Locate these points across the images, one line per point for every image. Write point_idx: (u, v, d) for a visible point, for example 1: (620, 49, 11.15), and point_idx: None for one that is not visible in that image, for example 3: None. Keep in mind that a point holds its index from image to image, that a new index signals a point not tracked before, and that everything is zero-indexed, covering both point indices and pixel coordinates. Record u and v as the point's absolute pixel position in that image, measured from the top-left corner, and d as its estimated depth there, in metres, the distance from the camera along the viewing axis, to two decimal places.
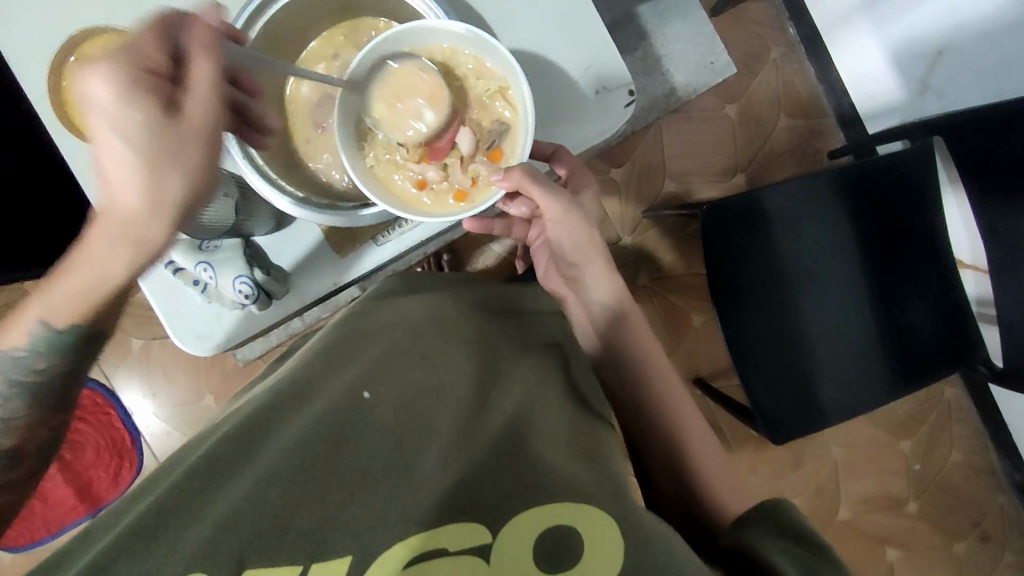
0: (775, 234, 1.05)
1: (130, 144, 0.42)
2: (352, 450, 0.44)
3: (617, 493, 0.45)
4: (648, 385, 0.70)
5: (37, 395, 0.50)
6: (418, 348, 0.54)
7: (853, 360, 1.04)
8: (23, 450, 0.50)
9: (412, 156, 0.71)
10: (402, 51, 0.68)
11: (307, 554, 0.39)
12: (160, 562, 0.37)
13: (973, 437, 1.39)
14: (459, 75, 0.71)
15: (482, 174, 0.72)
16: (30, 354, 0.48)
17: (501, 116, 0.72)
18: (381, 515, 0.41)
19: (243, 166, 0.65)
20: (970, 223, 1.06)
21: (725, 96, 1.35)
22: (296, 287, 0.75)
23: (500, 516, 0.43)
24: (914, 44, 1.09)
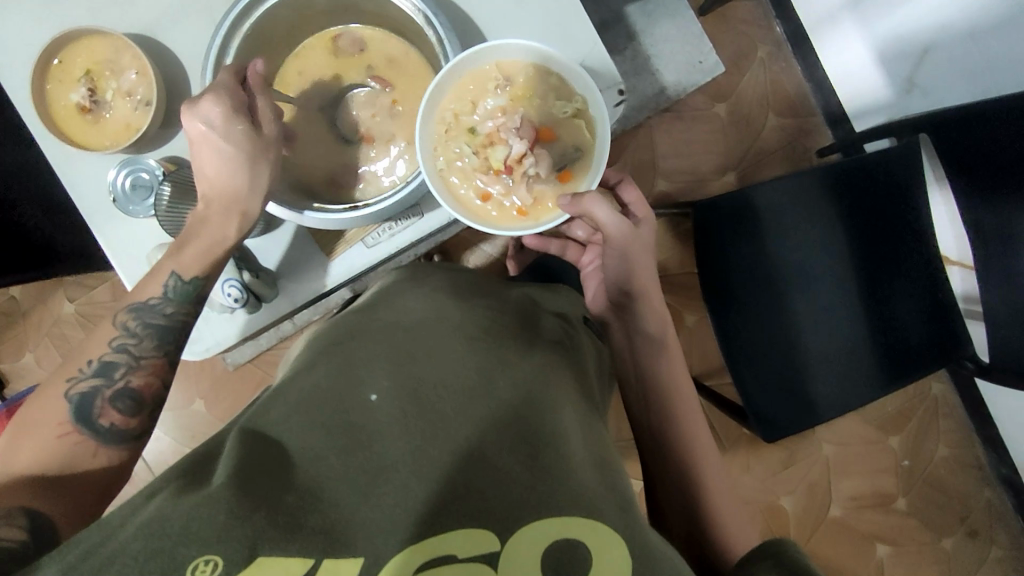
0: (766, 234, 1.06)
1: (232, 146, 0.61)
2: (364, 450, 0.44)
3: (622, 506, 0.46)
4: (667, 402, 0.72)
5: (166, 341, 0.62)
6: (418, 347, 0.53)
7: (846, 357, 1.05)
8: (144, 396, 0.59)
9: (482, 168, 0.69)
10: (486, 65, 0.68)
11: (321, 549, 0.39)
12: (175, 542, 0.38)
13: (960, 432, 1.40)
14: (544, 93, 0.69)
15: (547, 196, 0.70)
16: (164, 301, 0.62)
17: (578, 140, 0.69)
18: (385, 517, 0.41)
19: None
20: (957, 220, 1.07)
21: (713, 95, 1.35)
22: (286, 290, 0.74)
23: (511, 522, 0.42)
24: (900, 42, 1.09)
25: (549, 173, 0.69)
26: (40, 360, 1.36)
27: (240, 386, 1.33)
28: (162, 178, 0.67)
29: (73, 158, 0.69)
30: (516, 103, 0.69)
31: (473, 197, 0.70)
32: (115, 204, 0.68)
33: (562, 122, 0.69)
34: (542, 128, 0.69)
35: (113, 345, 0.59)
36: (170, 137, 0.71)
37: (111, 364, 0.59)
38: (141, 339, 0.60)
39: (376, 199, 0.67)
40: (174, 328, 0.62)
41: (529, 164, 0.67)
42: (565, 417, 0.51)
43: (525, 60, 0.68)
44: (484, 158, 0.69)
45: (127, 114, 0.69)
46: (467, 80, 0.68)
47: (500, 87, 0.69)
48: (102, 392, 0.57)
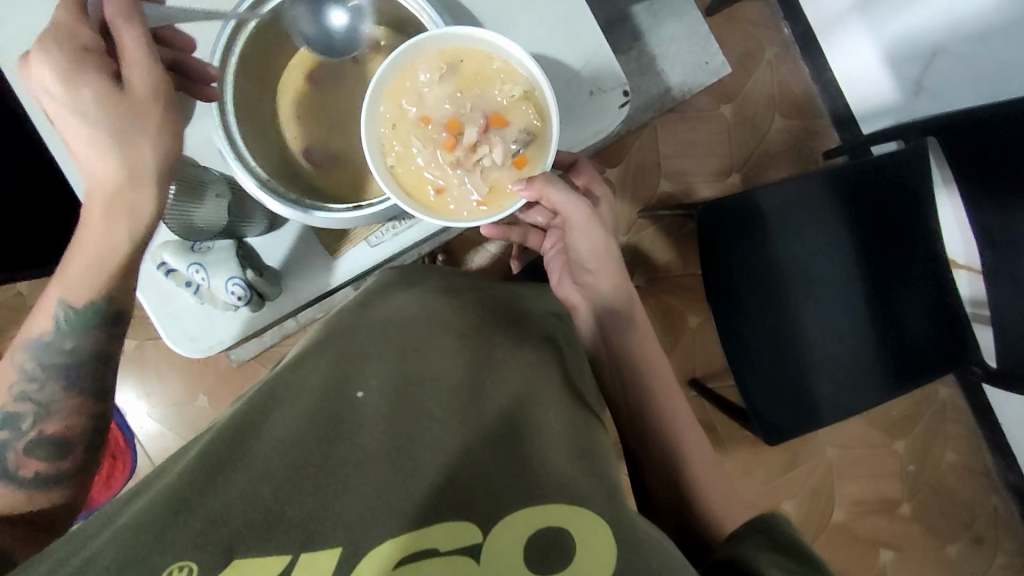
0: (769, 234, 1.05)
1: (89, 121, 0.51)
2: (347, 445, 0.43)
3: (609, 494, 0.44)
4: (646, 392, 0.71)
5: (79, 375, 0.58)
6: (408, 343, 0.52)
7: (849, 361, 1.04)
8: (67, 437, 0.56)
9: (434, 161, 0.69)
10: (429, 54, 0.67)
11: (298, 543, 0.38)
12: (149, 549, 0.36)
13: (967, 438, 1.39)
14: (489, 76, 0.68)
15: (506, 183, 0.69)
16: (59, 336, 0.57)
17: (529, 124, 0.68)
18: (367, 513, 0.40)
19: (235, 168, 0.64)
20: (964, 224, 1.06)
21: (720, 96, 1.35)
22: (291, 288, 0.74)
23: (493, 513, 0.41)
24: (908, 45, 1.09)
25: (503, 161, 0.68)
26: None
27: (244, 383, 1.34)
28: None
29: (77, 155, 0.69)
30: (461, 88, 0.69)
31: (430, 188, 0.70)
32: None
33: (511, 107, 0.69)
34: (490, 114, 0.69)
35: (12, 393, 0.56)
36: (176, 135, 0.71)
37: (18, 414, 0.55)
38: (43, 381, 0.56)
39: (379, 199, 0.67)
40: (80, 359, 0.58)
41: (483, 151, 0.68)
42: (553, 411, 0.49)
43: (467, 46, 0.67)
44: (435, 148, 0.69)
45: None
46: (413, 67, 0.68)
47: (447, 73, 0.68)
48: (13, 443, 0.54)
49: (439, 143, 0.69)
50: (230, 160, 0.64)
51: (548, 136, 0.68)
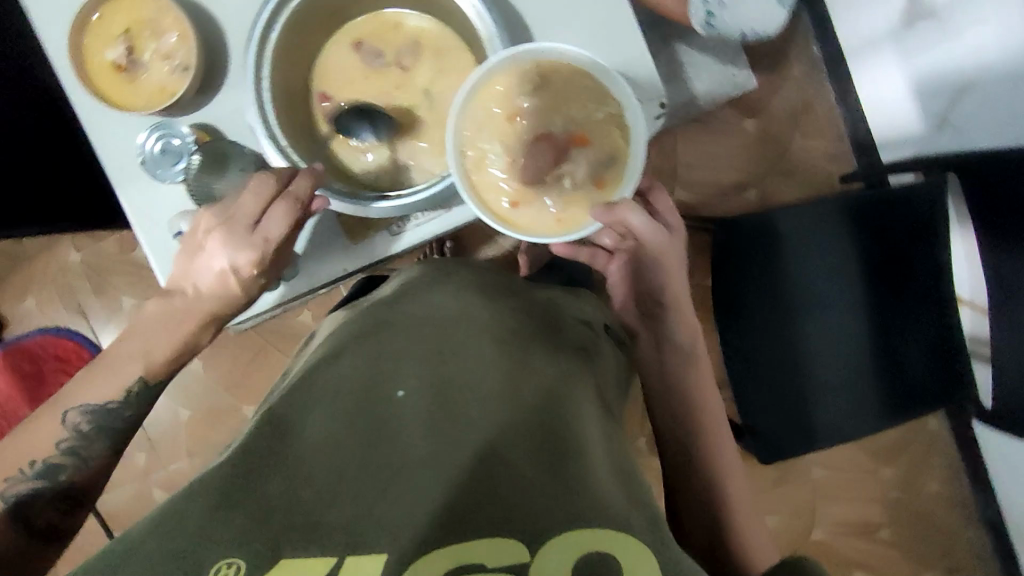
0: (784, 257, 1.12)
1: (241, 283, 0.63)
2: (388, 449, 0.42)
3: (652, 522, 0.43)
4: (696, 419, 0.70)
5: (119, 441, 0.61)
6: (445, 343, 0.51)
7: (850, 387, 1.07)
8: (86, 493, 0.60)
9: (510, 172, 0.66)
10: (522, 64, 0.65)
11: (343, 547, 0.36)
12: (191, 546, 0.35)
13: (951, 469, 1.41)
14: (579, 94, 0.66)
15: (584, 203, 0.66)
16: (123, 405, 0.60)
17: (613, 145, 0.66)
18: (412, 518, 0.38)
19: (264, 144, 0.63)
20: (975, 261, 1.06)
21: (743, 109, 1.34)
22: (304, 268, 0.73)
23: (539, 531, 0.38)
24: (938, 78, 1.08)
25: (585, 180, 0.66)
26: (42, 307, 1.42)
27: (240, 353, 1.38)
28: (192, 147, 0.66)
29: (102, 116, 0.68)
30: (551, 102, 0.66)
31: (508, 204, 0.67)
32: (143, 166, 0.67)
33: (596, 126, 0.66)
34: (575, 133, 0.67)
35: (61, 448, 0.58)
36: (206, 104, 0.69)
37: (55, 466, 0.58)
38: (92, 441, 0.59)
39: (407, 192, 0.66)
40: (126, 430, 0.61)
41: (566, 170, 0.66)
42: (589, 427, 0.49)
43: (561, 61, 0.65)
44: (514, 159, 0.66)
45: (163, 78, 0.67)
46: (501, 75, 0.65)
47: (536, 85, 0.66)
48: (43, 493, 0.57)
49: (519, 155, 0.66)
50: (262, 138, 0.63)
51: (630, 159, 0.66)
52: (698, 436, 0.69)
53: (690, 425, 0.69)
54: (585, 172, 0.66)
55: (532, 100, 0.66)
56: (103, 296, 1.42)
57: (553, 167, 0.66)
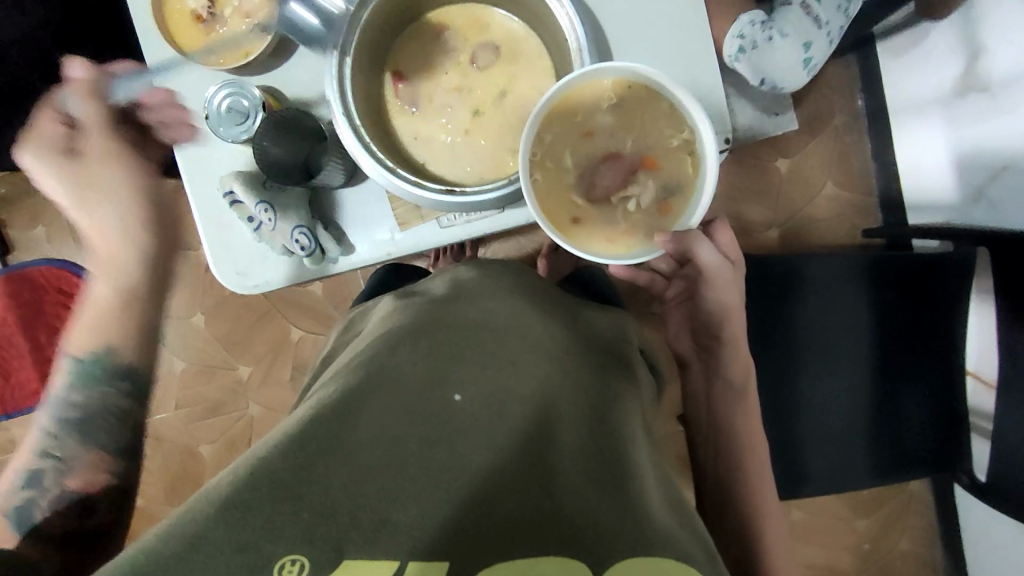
0: (801, 304, 1.08)
1: (87, 216, 0.58)
2: (447, 449, 0.46)
3: (709, 557, 0.47)
4: (737, 454, 0.75)
5: (96, 435, 0.58)
6: (502, 353, 0.53)
7: (849, 441, 1.07)
8: (89, 492, 0.56)
9: (577, 187, 0.67)
10: (602, 80, 0.65)
11: (407, 552, 0.40)
12: (259, 537, 0.39)
13: (925, 531, 1.44)
14: (654, 117, 0.66)
15: (647, 226, 0.67)
16: (71, 392, 0.58)
17: (681, 174, 0.67)
18: (473, 533, 0.42)
19: (340, 124, 0.61)
20: (989, 337, 1.08)
21: (780, 149, 1.35)
22: (345, 244, 0.73)
23: (604, 557, 0.42)
24: (979, 151, 1.10)
25: (649, 206, 0.67)
26: (51, 237, 1.40)
27: (246, 312, 1.41)
28: (260, 109, 0.65)
29: (173, 64, 0.68)
30: (624, 123, 0.67)
31: (570, 218, 0.67)
32: (207, 122, 0.66)
33: (668, 151, 0.67)
34: (645, 157, 0.67)
35: (33, 451, 0.56)
36: (277, 68, 0.68)
37: (38, 471, 0.56)
38: (64, 439, 0.57)
39: (473, 187, 0.63)
40: (106, 415, 0.58)
41: (632, 193, 0.67)
42: (638, 452, 0.53)
43: (640, 83, 0.65)
44: (583, 175, 0.67)
45: (242, 39, 0.66)
46: (580, 89, 0.65)
47: (612, 104, 0.66)
48: (38, 502, 0.55)
49: (588, 171, 0.67)
50: (336, 114, 0.61)
51: (697, 189, 0.66)
52: (742, 474, 0.74)
53: (734, 463, 0.75)
54: (651, 196, 0.67)
55: (606, 118, 0.66)
56: None
57: (620, 187, 0.66)
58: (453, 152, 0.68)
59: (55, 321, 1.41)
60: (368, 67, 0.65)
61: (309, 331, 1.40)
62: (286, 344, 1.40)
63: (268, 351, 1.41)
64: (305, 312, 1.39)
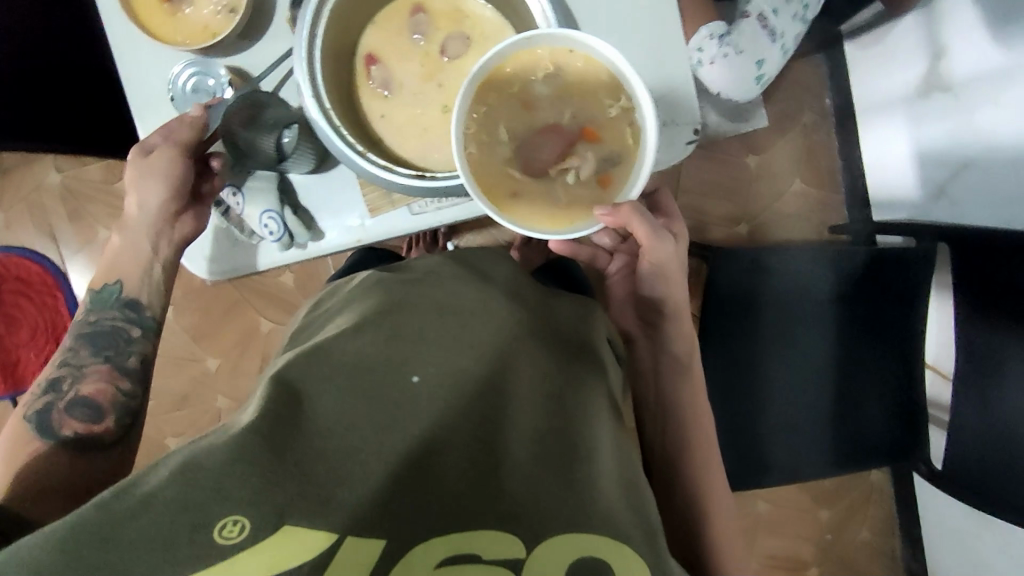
0: (764, 296, 1.12)
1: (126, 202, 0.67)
2: (400, 430, 0.46)
3: (650, 534, 0.48)
4: (685, 432, 0.77)
5: (100, 345, 0.65)
6: (464, 336, 0.54)
7: (807, 429, 1.10)
8: (98, 400, 0.63)
9: (514, 161, 0.64)
10: (537, 50, 0.62)
11: (346, 527, 0.40)
12: (207, 497, 0.39)
13: (884, 520, 1.48)
14: (592, 84, 0.63)
15: (589, 200, 0.64)
16: (86, 312, 0.67)
17: (621, 146, 0.64)
18: (418, 511, 0.43)
19: (308, 106, 0.60)
20: (949, 331, 1.11)
21: (749, 146, 1.38)
22: (315, 230, 0.72)
23: (539, 532, 0.44)
24: (940, 150, 1.13)
25: (589, 178, 0.64)
26: (12, 223, 1.37)
27: (215, 303, 1.39)
28: (225, 89, 0.65)
29: (137, 43, 0.66)
30: (561, 93, 0.64)
31: (508, 192, 0.63)
32: (172, 101, 0.66)
33: (608, 121, 0.64)
34: (585, 128, 0.64)
35: (55, 361, 0.65)
36: (244, 50, 0.67)
37: (58, 379, 0.63)
38: (78, 349, 0.65)
39: (444, 174, 0.62)
40: (111, 331, 0.66)
41: (571, 165, 0.64)
42: (597, 431, 0.53)
43: (577, 53, 0.62)
44: (520, 148, 0.64)
45: (207, 17, 0.66)
46: (513, 58, 0.62)
47: (549, 74, 0.63)
48: (54, 406, 0.62)
49: (524, 144, 0.64)
50: (307, 98, 0.60)
51: (638, 159, 0.63)
52: (690, 459, 0.76)
53: (684, 449, 0.76)
54: (592, 169, 0.64)
55: (542, 88, 0.63)
56: (77, 223, 1.37)
57: (558, 160, 0.64)
58: (423, 138, 0.68)
59: (17, 311, 1.37)
60: (341, 52, 0.65)
61: (278, 322, 1.38)
62: (255, 335, 1.38)
63: (236, 341, 1.39)
64: (274, 303, 1.38)
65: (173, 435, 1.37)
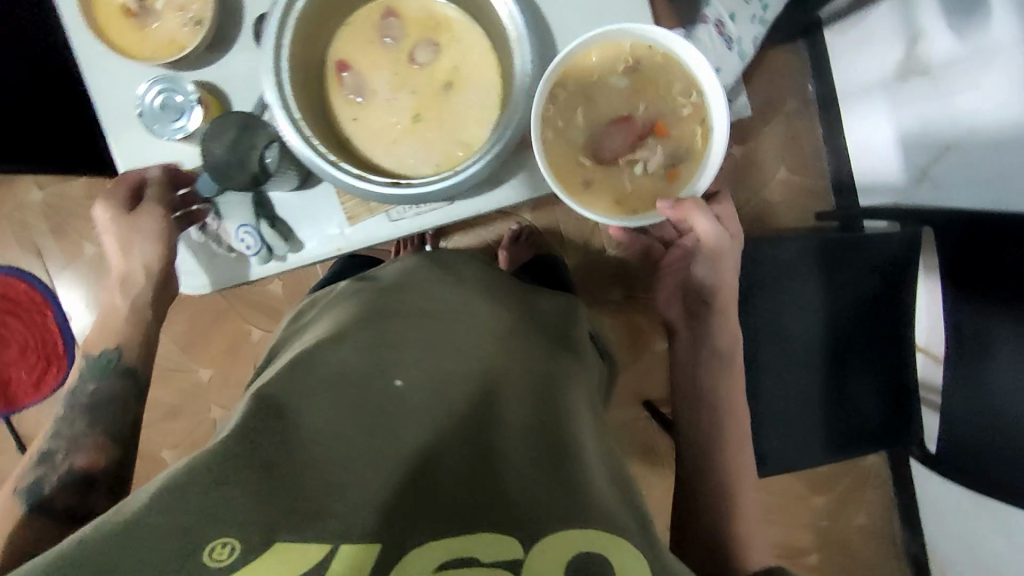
0: (760, 287, 1.09)
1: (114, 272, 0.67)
2: (389, 437, 0.46)
3: (644, 525, 0.47)
4: (721, 422, 0.78)
5: (97, 415, 0.62)
6: (447, 341, 0.55)
7: (804, 418, 1.09)
8: (91, 473, 0.59)
9: (587, 148, 0.70)
10: (622, 44, 0.68)
11: (338, 535, 0.40)
12: (196, 520, 0.38)
13: (882, 504, 1.48)
14: (669, 83, 0.69)
15: (655, 189, 0.71)
16: (82, 379, 0.64)
17: (689, 144, 0.70)
18: (412, 515, 0.42)
19: (279, 119, 0.60)
20: (938, 313, 1.11)
21: (733, 136, 1.37)
22: (294, 241, 0.71)
23: (535, 531, 0.42)
24: (922, 132, 1.13)
25: (657, 170, 0.71)
26: None
27: (204, 315, 1.38)
28: (194, 105, 0.64)
29: (103, 60, 0.66)
30: (639, 88, 0.70)
31: (583, 175, 0.70)
32: (140, 118, 0.65)
33: (678, 119, 0.70)
34: (656, 124, 0.70)
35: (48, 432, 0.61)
36: (213, 63, 0.67)
37: (52, 450, 0.60)
38: (73, 420, 0.62)
39: (419, 179, 0.62)
40: (107, 400, 0.63)
41: (639, 157, 0.70)
42: (583, 428, 0.53)
43: (657, 51, 0.68)
44: (597, 136, 0.70)
45: (174, 30, 0.65)
46: (600, 52, 0.68)
47: (628, 69, 0.69)
48: (44, 480, 0.58)
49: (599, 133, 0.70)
50: (275, 108, 0.60)
51: (704, 157, 0.70)
52: (721, 446, 0.77)
53: (716, 437, 0.77)
54: (662, 160, 0.71)
55: (623, 82, 0.69)
56: (62, 239, 1.36)
57: (630, 151, 0.70)
58: (398, 145, 0.68)
59: (6, 329, 1.36)
60: (310, 61, 0.65)
61: (268, 330, 1.38)
62: (246, 345, 1.38)
63: (226, 351, 1.38)
64: (263, 312, 1.37)
65: (167, 447, 1.37)
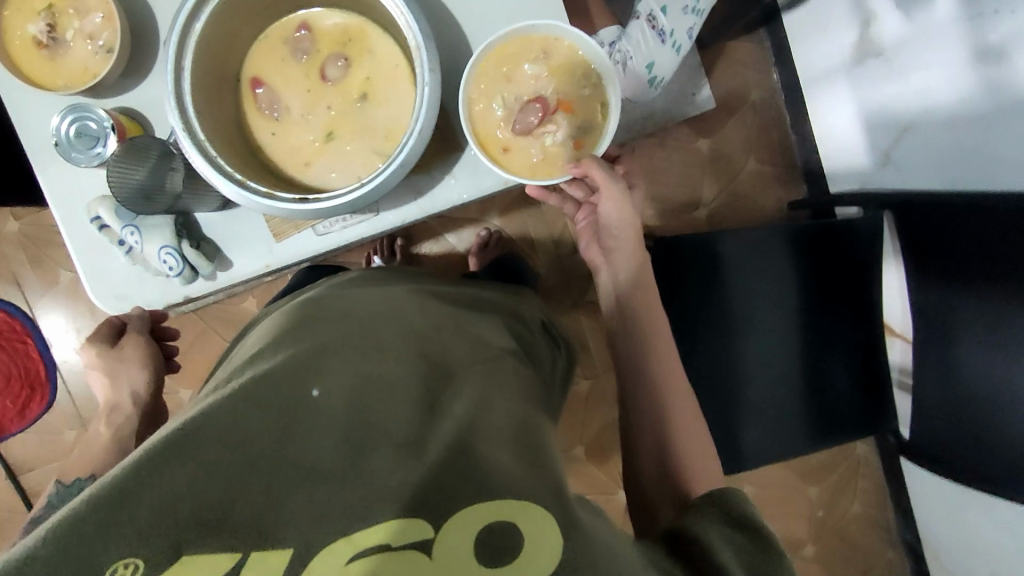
0: (728, 276, 1.08)
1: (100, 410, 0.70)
2: (300, 438, 0.42)
3: (556, 492, 0.44)
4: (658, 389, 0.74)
5: None
6: (370, 341, 0.53)
7: (782, 408, 1.06)
8: None
9: (499, 122, 0.69)
10: (534, 32, 0.68)
11: (250, 542, 0.37)
12: (95, 537, 0.36)
13: (875, 493, 1.45)
14: (573, 66, 0.69)
15: (565, 157, 0.70)
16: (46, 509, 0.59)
17: (592, 121, 0.71)
18: (314, 507, 0.39)
19: (182, 141, 0.60)
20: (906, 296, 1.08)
21: (699, 129, 1.36)
22: (222, 260, 0.72)
23: (442, 510, 0.40)
24: (882, 114, 1.10)
25: (565, 142, 0.70)
26: None
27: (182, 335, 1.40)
28: (109, 131, 0.64)
29: (20, 91, 0.67)
30: (551, 72, 0.69)
31: (497, 149, 0.70)
32: (57, 147, 0.65)
33: (583, 99, 0.70)
34: (563, 102, 0.70)
35: None
36: (129, 90, 0.68)
37: None
38: None
39: (327, 195, 0.61)
40: None
41: (549, 131, 0.70)
42: (501, 410, 0.51)
43: (568, 40, 0.68)
44: (511, 112, 0.69)
45: (85, 57, 0.67)
46: (513, 40, 0.68)
47: (540, 56, 0.68)
48: None
49: (512, 111, 0.69)
50: (177, 133, 0.59)
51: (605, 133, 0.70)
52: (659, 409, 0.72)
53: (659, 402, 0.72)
54: (569, 134, 0.70)
55: (535, 65, 0.69)
56: (40, 269, 1.38)
57: (541, 125, 0.69)
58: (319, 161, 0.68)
59: None
60: (220, 81, 0.65)
61: None
62: None
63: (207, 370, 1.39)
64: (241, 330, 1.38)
65: None
